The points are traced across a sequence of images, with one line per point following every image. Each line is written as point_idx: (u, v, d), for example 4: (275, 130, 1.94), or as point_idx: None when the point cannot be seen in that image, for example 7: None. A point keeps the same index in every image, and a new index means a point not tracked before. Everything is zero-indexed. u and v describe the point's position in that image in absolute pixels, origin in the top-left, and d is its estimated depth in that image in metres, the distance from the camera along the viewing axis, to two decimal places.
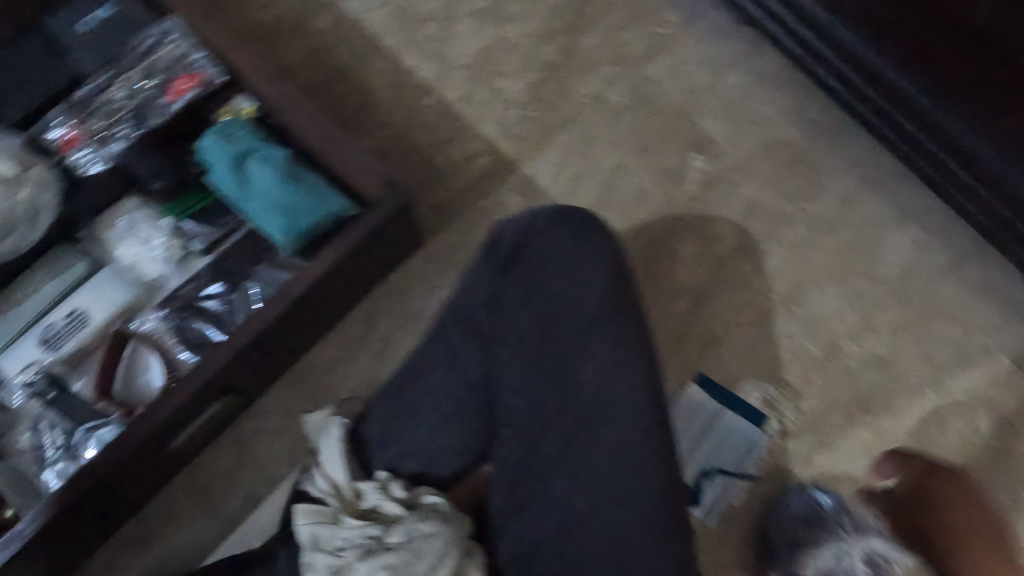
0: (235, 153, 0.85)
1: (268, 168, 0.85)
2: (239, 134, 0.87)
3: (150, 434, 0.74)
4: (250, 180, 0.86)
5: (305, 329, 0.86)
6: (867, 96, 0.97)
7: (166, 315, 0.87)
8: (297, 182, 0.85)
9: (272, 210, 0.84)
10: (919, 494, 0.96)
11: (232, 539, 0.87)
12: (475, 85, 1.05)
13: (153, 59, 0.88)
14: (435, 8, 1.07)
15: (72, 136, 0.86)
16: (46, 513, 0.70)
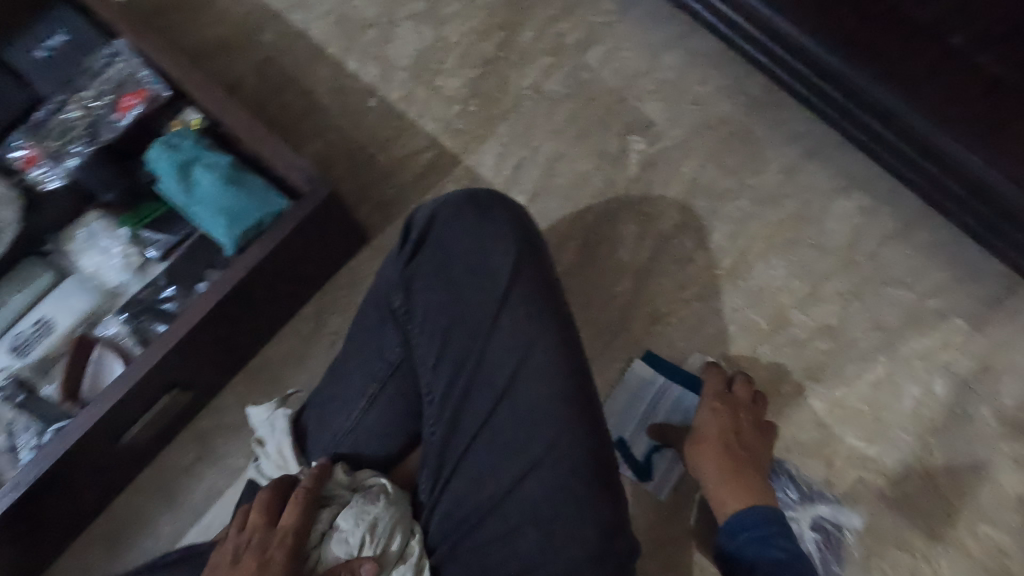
0: (180, 162, 0.90)
1: (211, 174, 0.90)
2: (185, 143, 0.92)
3: (98, 428, 0.76)
4: (194, 184, 0.90)
5: (252, 322, 0.89)
6: (787, 63, 0.96)
7: (124, 318, 0.91)
8: (239, 184, 0.89)
9: (215, 211, 0.88)
10: (869, 456, 0.96)
11: (191, 532, 0.89)
12: (415, 85, 1.08)
13: (103, 80, 0.94)
14: (375, 14, 1.12)
15: (31, 154, 0.91)
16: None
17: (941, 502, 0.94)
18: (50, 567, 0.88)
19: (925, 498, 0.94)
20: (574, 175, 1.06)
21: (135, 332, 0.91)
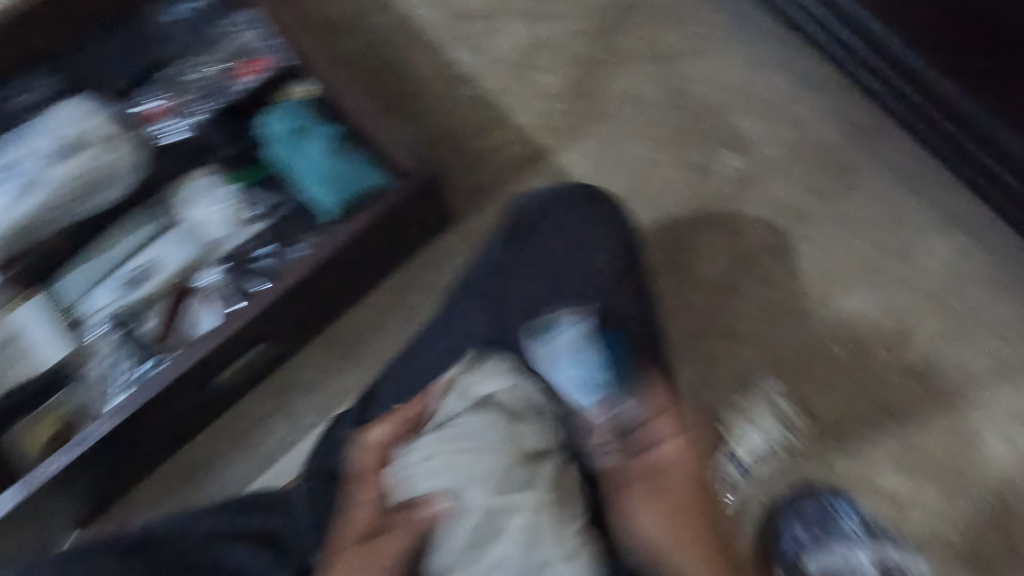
0: (294, 128, 0.96)
1: (321, 143, 0.95)
2: (299, 112, 0.97)
3: (199, 367, 0.81)
4: (304, 152, 0.95)
5: (342, 288, 0.93)
6: (901, 92, 0.93)
7: (225, 269, 0.97)
8: (345, 155, 0.94)
9: (322, 179, 0.93)
10: (939, 504, 0.92)
11: (261, 479, 0.93)
12: (515, 79, 1.11)
13: (232, 45, 1.00)
14: (484, 7, 1.14)
15: (160, 107, 0.98)
16: (109, 425, 0.77)
17: (1014, 563, 0.89)
18: (126, 496, 0.92)
19: (995, 555, 0.90)
20: (662, 183, 1.05)
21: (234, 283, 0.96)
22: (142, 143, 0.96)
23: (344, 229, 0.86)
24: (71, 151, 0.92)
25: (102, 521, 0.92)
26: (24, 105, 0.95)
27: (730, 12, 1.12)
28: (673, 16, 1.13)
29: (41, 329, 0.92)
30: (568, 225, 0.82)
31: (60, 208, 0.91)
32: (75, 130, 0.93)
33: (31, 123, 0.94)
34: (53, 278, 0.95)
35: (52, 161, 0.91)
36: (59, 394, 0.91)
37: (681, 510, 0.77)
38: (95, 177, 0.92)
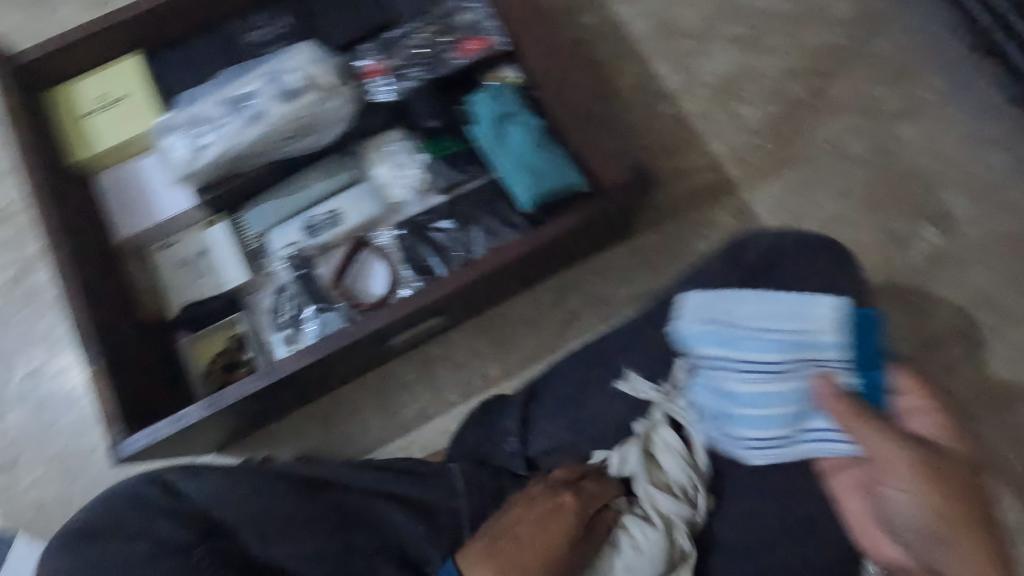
0: (500, 111, 0.95)
1: (523, 130, 0.94)
2: (507, 97, 0.97)
3: (386, 329, 0.82)
4: (507, 138, 0.94)
5: (516, 280, 0.93)
6: None
7: (399, 235, 0.99)
8: (547, 149, 0.93)
9: (521, 169, 0.91)
10: None
11: (395, 444, 0.95)
12: (713, 105, 1.08)
13: (456, 20, 1.01)
14: (693, 27, 1.12)
15: (376, 66, 0.99)
16: (300, 362, 0.80)
17: None
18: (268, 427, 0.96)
19: None
20: (850, 242, 1.00)
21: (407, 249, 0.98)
22: (354, 99, 0.97)
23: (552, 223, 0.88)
24: (291, 91, 0.92)
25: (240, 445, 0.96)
26: (252, 39, 0.99)
27: (958, 82, 1.06)
28: (895, 75, 1.07)
29: (227, 251, 0.97)
30: (799, 267, 0.77)
31: (269, 144, 0.94)
32: (301, 71, 0.93)
33: (263, 57, 0.96)
34: (245, 206, 0.99)
35: (275, 98, 0.92)
36: (231, 317, 0.95)
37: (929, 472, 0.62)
38: (309, 122, 0.94)
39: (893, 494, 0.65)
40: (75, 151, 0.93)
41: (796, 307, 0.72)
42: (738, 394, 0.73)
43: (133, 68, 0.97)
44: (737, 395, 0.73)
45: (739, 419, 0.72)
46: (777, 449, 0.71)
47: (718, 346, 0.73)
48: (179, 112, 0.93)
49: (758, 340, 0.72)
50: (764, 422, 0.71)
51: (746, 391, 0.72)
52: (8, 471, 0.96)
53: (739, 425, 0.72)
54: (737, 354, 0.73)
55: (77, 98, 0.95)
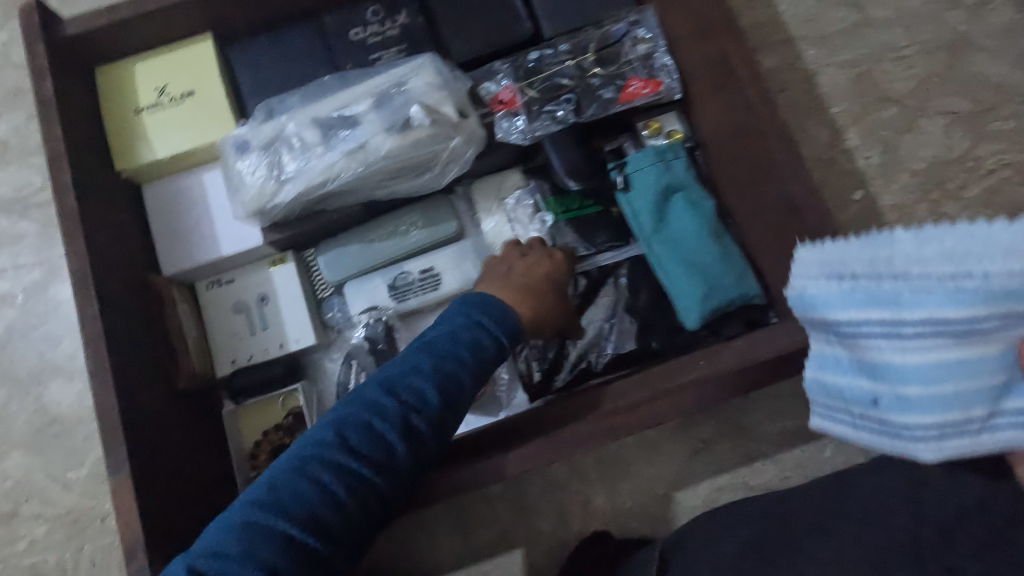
0: (670, 181, 0.74)
1: (695, 214, 0.73)
2: (674, 165, 0.75)
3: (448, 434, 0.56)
4: (669, 222, 0.74)
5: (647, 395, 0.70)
6: None
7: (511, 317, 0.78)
8: (720, 246, 0.73)
9: (687, 270, 0.72)
10: None
11: (468, 572, 0.78)
12: (917, 198, 0.85)
13: (617, 49, 0.79)
14: (905, 91, 0.88)
15: (511, 96, 0.77)
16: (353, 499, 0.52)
17: None
18: None
19: None
20: None
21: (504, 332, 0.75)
22: (479, 138, 0.74)
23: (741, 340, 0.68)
24: (403, 120, 0.70)
25: None
26: (360, 37, 0.77)
27: None
28: None
29: (292, 304, 0.78)
30: None
31: (363, 183, 0.72)
32: (419, 93, 0.71)
33: (373, 69, 0.75)
34: (320, 248, 0.79)
35: (380, 126, 0.70)
36: (290, 388, 0.77)
37: None
38: (419, 161, 0.72)
39: None
40: (124, 153, 0.74)
41: (995, 252, 0.45)
42: (902, 370, 0.51)
43: (208, 55, 0.76)
44: (901, 371, 0.51)
45: (902, 400, 0.51)
46: (958, 441, 0.49)
47: (866, 308, 0.52)
48: (258, 124, 0.72)
49: (931, 304, 0.48)
50: (939, 407, 0.49)
51: (912, 366, 0.50)
52: (4, 523, 0.81)
53: (902, 409, 0.52)
54: (897, 323, 0.50)
55: (133, 87, 0.76)
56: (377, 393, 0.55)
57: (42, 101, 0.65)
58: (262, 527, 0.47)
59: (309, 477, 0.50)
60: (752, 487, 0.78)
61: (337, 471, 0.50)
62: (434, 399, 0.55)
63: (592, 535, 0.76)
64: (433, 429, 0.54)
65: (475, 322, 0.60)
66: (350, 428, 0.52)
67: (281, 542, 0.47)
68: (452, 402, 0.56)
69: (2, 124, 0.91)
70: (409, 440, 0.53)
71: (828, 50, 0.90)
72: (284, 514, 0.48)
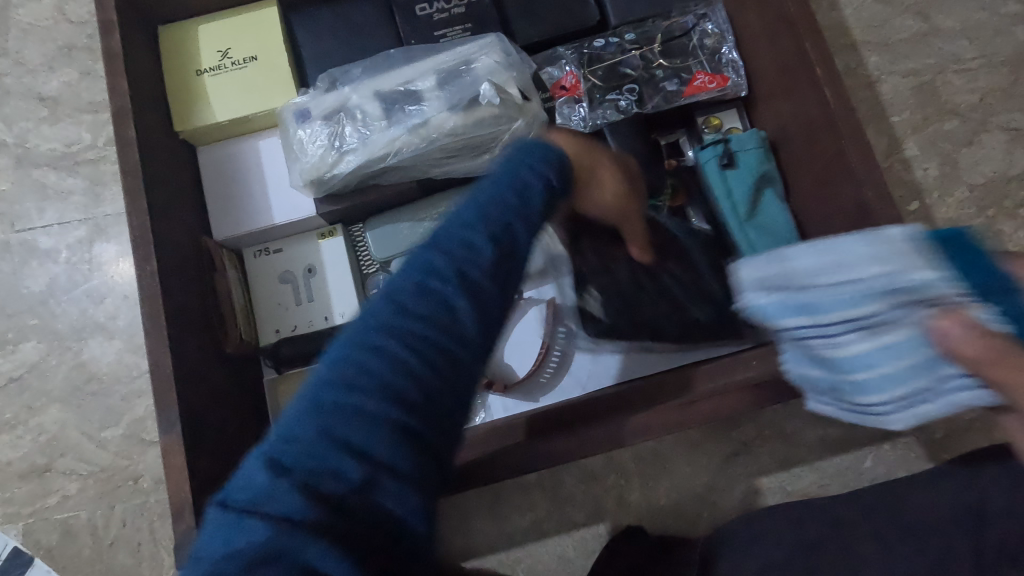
0: (765, 167, 0.75)
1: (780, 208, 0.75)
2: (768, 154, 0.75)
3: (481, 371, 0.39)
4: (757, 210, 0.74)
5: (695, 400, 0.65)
6: None
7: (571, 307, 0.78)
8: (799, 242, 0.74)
9: None
10: None
11: (499, 557, 0.77)
12: (974, 213, 0.84)
13: (682, 41, 0.78)
14: (968, 104, 0.87)
15: (573, 82, 0.77)
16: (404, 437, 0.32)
17: None
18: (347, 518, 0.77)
19: None
20: None
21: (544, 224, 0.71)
22: (541, 121, 0.73)
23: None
24: (468, 98, 0.70)
25: None
26: (426, 13, 0.76)
27: None
28: None
29: (338, 277, 0.77)
30: None
31: (422, 161, 0.71)
32: (485, 74, 0.70)
33: (439, 47, 0.74)
34: (369, 223, 0.78)
35: (443, 104, 0.70)
36: None
37: None
38: (479, 143, 0.71)
39: None
40: (182, 115, 0.73)
41: (867, 258, 0.47)
42: (855, 358, 0.49)
43: (273, 21, 0.76)
44: (842, 363, 0.50)
45: (857, 385, 0.51)
46: (927, 406, 0.49)
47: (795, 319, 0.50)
48: (320, 94, 0.72)
49: (838, 303, 0.48)
50: (890, 386, 0.49)
51: (851, 358, 0.49)
52: (38, 478, 0.81)
53: (862, 393, 0.51)
54: (820, 327, 0.49)
55: (195, 50, 0.75)
56: (415, 264, 0.37)
57: (110, 55, 0.65)
58: (314, 464, 0.30)
59: (355, 384, 0.32)
60: (789, 493, 0.77)
61: (383, 360, 0.33)
62: (489, 244, 0.37)
63: (624, 528, 0.76)
64: (499, 282, 0.37)
65: (511, 167, 0.43)
66: (391, 306, 0.35)
67: (348, 474, 0.30)
68: (512, 249, 0.38)
69: (53, 80, 0.90)
70: (474, 303, 0.36)
71: (891, 57, 0.88)
72: (334, 430, 0.31)
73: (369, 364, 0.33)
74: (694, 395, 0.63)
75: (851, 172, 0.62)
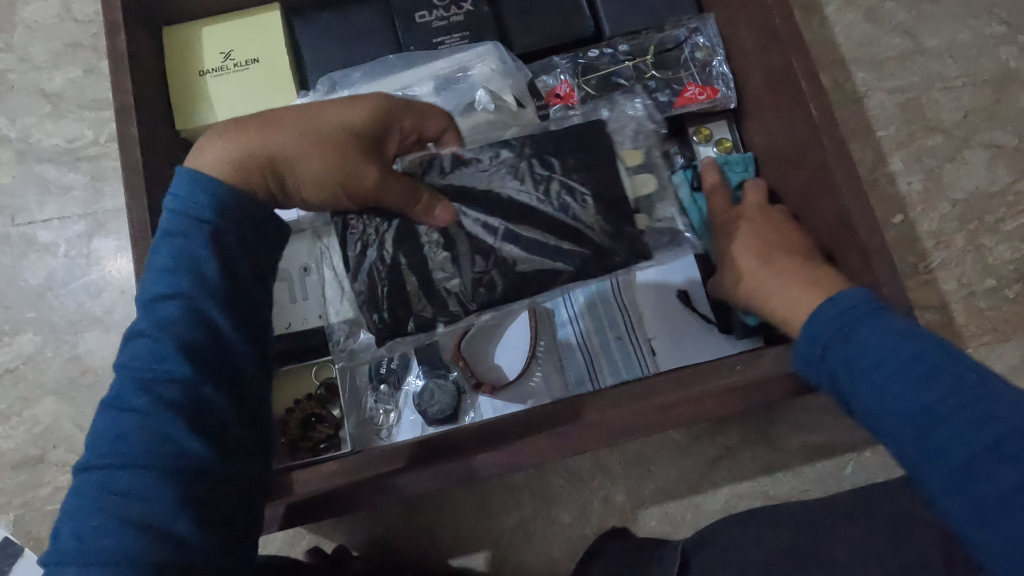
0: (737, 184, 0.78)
1: None
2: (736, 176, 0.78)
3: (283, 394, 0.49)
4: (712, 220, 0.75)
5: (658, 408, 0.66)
6: None
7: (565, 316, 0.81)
8: None
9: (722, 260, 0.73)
10: None
11: (486, 554, 0.78)
12: (956, 227, 0.86)
13: (675, 55, 0.80)
14: (950, 121, 0.89)
15: (568, 91, 0.79)
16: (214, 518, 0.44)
17: None
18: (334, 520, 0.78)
19: None
20: None
21: (516, 204, 0.59)
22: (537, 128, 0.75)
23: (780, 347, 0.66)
24: (465, 103, 0.72)
25: (296, 533, 0.78)
26: (426, 21, 0.78)
27: None
28: None
29: None
30: None
31: None
32: (482, 87, 0.73)
33: (433, 53, 0.76)
34: None
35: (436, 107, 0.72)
36: (324, 358, 0.79)
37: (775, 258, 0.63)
38: None
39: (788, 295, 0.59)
40: (182, 114, 0.75)
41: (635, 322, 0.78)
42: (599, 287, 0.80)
43: (278, 26, 0.78)
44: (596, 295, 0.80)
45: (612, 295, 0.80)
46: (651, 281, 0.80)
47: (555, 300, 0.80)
48: (321, 97, 0.74)
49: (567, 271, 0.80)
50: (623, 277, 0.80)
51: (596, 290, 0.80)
52: (31, 469, 0.82)
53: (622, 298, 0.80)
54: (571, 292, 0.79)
55: (197, 51, 0.77)
56: (131, 369, 0.45)
57: (115, 55, 0.67)
58: (104, 518, 0.41)
59: (132, 435, 0.43)
60: (771, 497, 0.79)
61: (141, 470, 0.42)
62: (194, 373, 0.45)
63: (609, 530, 0.77)
64: (233, 379, 0.48)
65: (178, 222, 0.47)
66: (124, 432, 0.43)
67: (162, 536, 0.41)
68: (220, 330, 0.47)
69: (59, 76, 0.92)
70: (188, 391, 0.45)
71: (879, 75, 0.91)
72: (136, 440, 0.43)
73: (129, 422, 0.43)
74: (676, 397, 0.65)
75: (834, 183, 0.64)
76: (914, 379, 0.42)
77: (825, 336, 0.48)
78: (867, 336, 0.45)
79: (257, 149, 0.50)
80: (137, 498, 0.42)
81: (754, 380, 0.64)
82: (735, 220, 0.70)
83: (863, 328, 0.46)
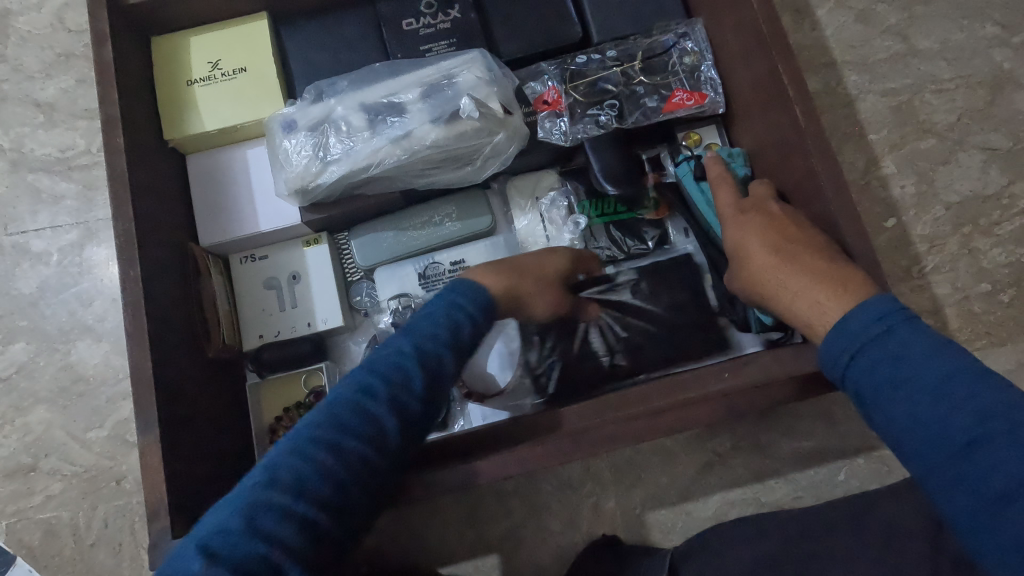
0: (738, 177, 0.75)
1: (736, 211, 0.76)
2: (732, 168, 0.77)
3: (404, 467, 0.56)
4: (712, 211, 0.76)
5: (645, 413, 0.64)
6: None
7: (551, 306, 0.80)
8: None
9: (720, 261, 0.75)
10: None
11: (477, 563, 0.78)
12: (950, 230, 0.85)
13: (663, 60, 0.80)
14: (944, 124, 0.88)
15: (556, 97, 0.78)
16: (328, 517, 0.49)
17: None
18: None
19: None
20: None
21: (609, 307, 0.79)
22: (522, 135, 0.75)
23: (768, 354, 0.65)
24: (451, 110, 0.72)
25: None
26: (414, 29, 0.78)
27: None
28: None
29: (318, 281, 0.79)
30: None
31: (400, 171, 0.73)
32: (467, 93, 0.72)
33: (421, 61, 0.76)
34: (355, 230, 0.81)
35: (421, 115, 0.72)
36: (315, 365, 0.78)
37: (792, 252, 0.59)
38: (454, 156, 0.74)
39: (801, 289, 0.56)
40: (171, 124, 0.75)
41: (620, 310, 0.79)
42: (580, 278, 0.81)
43: (266, 35, 0.78)
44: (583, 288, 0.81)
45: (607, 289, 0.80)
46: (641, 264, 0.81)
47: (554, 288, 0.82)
48: (307, 105, 0.74)
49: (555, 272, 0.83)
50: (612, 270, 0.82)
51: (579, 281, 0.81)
52: (22, 478, 0.82)
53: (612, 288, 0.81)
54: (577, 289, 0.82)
55: (185, 61, 0.77)
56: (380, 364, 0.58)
57: (102, 65, 0.67)
58: (288, 481, 0.49)
59: (348, 408, 0.54)
60: (764, 504, 0.78)
61: (338, 448, 0.51)
62: (409, 403, 0.56)
63: (599, 538, 0.76)
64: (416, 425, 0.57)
65: (444, 306, 0.64)
66: (345, 411, 0.53)
67: (312, 518, 0.48)
68: (435, 379, 0.58)
69: (52, 86, 0.92)
70: (397, 411, 0.55)
71: (872, 77, 0.90)
72: (344, 420, 0.53)
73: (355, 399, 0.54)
74: (657, 404, 0.64)
75: (821, 189, 0.63)
76: (952, 398, 0.41)
77: (856, 342, 0.47)
78: (900, 346, 0.44)
79: (513, 283, 0.70)
80: (318, 462, 0.50)
81: (739, 387, 0.64)
82: (748, 212, 0.66)
83: (886, 337, 0.45)
